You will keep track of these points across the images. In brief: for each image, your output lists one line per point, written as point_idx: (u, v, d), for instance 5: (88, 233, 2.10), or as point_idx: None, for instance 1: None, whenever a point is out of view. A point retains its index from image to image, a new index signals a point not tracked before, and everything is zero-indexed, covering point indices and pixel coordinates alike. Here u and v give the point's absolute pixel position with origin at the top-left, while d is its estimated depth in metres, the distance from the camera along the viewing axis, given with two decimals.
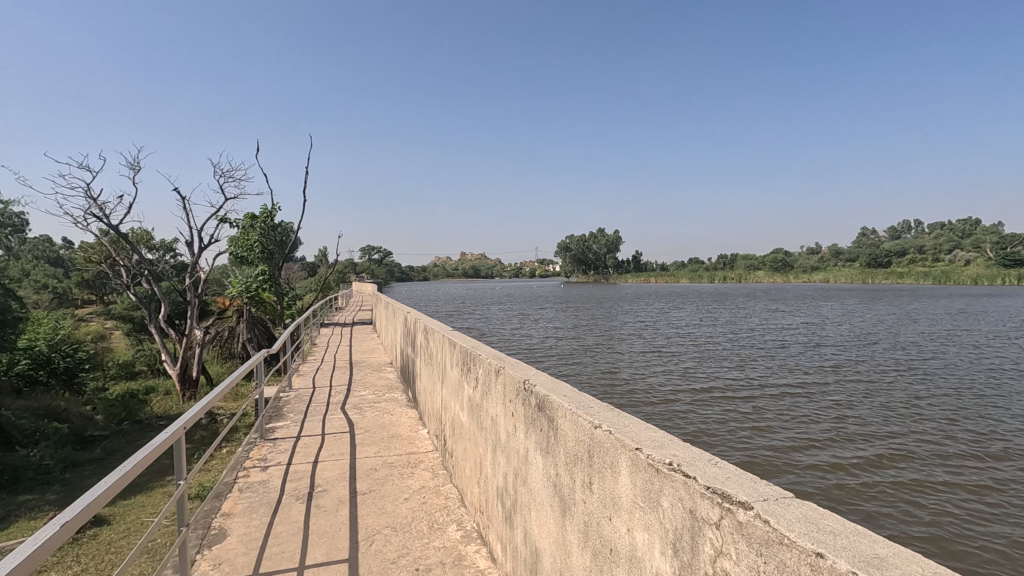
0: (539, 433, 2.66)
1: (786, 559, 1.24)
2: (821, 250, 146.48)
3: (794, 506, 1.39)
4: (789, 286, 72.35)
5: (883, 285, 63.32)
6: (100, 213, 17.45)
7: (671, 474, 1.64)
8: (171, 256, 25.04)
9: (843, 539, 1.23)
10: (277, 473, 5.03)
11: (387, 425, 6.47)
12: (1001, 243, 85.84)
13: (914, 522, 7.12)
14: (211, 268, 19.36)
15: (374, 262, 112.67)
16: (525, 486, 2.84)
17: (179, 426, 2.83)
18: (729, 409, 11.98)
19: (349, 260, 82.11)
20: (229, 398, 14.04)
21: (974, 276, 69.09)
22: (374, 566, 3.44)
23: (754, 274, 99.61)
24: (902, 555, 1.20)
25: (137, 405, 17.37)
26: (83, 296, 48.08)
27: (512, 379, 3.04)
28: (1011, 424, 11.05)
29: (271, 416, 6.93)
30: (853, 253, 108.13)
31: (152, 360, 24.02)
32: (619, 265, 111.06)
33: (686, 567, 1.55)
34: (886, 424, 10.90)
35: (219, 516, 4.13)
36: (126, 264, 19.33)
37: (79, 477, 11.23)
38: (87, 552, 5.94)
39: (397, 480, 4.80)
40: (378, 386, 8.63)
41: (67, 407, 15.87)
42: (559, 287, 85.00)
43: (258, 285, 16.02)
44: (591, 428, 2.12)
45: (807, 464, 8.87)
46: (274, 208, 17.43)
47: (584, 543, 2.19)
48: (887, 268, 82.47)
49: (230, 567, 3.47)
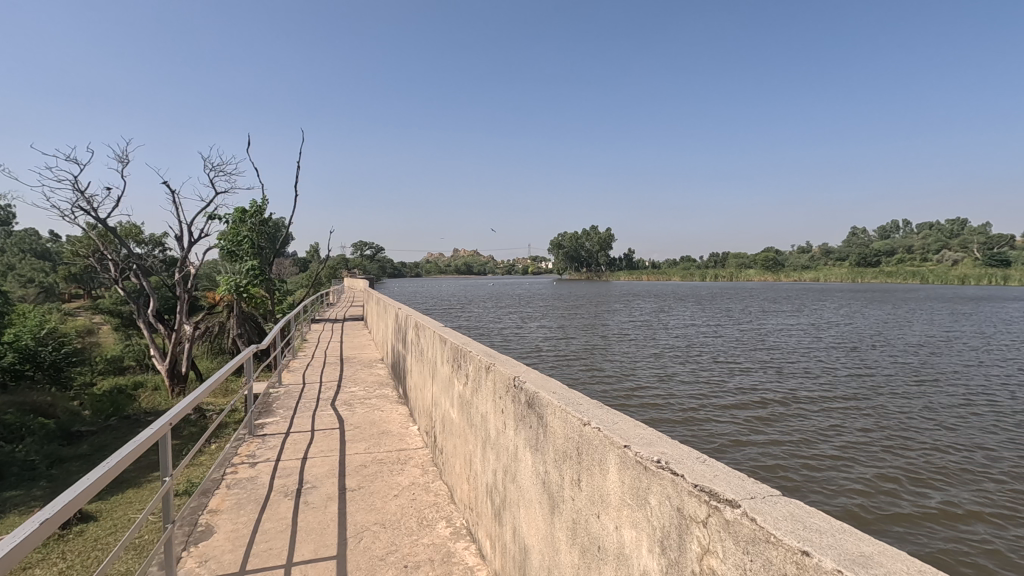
0: (528, 430, 2.65)
1: (772, 557, 1.24)
2: (811, 250, 147.45)
3: (781, 505, 1.39)
4: (777, 286, 72.77)
5: (868, 287, 64.12)
6: (88, 207, 17.23)
7: (659, 471, 1.63)
8: (161, 250, 24.73)
9: (828, 537, 1.23)
10: (266, 469, 5.00)
11: (378, 421, 6.46)
12: (988, 246, 87.01)
13: (899, 522, 7.20)
14: (201, 263, 19.10)
15: (366, 258, 112.16)
16: (514, 483, 2.83)
17: (165, 422, 2.76)
18: (718, 407, 12.10)
19: (342, 260, 82.16)
20: (219, 394, 14.04)
21: (963, 276, 70.17)
22: (362, 564, 3.41)
23: (746, 272, 100.28)
24: (889, 554, 1.20)
25: (125, 400, 17.25)
26: (71, 291, 47.63)
27: (502, 375, 3.02)
28: (995, 426, 11.22)
29: (261, 412, 6.88)
30: (841, 251, 109.32)
31: (140, 355, 23.90)
32: (611, 263, 111.61)
33: (672, 565, 1.55)
34: (874, 425, 11.00)
35: (206, 513, 4.10)
36: (114, 259, 19.09)
37: (66, 473, 11.13)
38: (73, 549, 5.88)
39: (386, 476, 4.78)
40: (369, 382, 8.61)
41: (53, 403, 15.69)
42: (549, 286, 84.82)
43: (248, 281, 15.81)
44: (580, 425, 2.11)
45: (798, 463, 8.93)
46: (264, 204, 17.09)
47: (573, 541, 2.17)
48: (876, 267, 83.22)
49: (217, 564, 3.43)
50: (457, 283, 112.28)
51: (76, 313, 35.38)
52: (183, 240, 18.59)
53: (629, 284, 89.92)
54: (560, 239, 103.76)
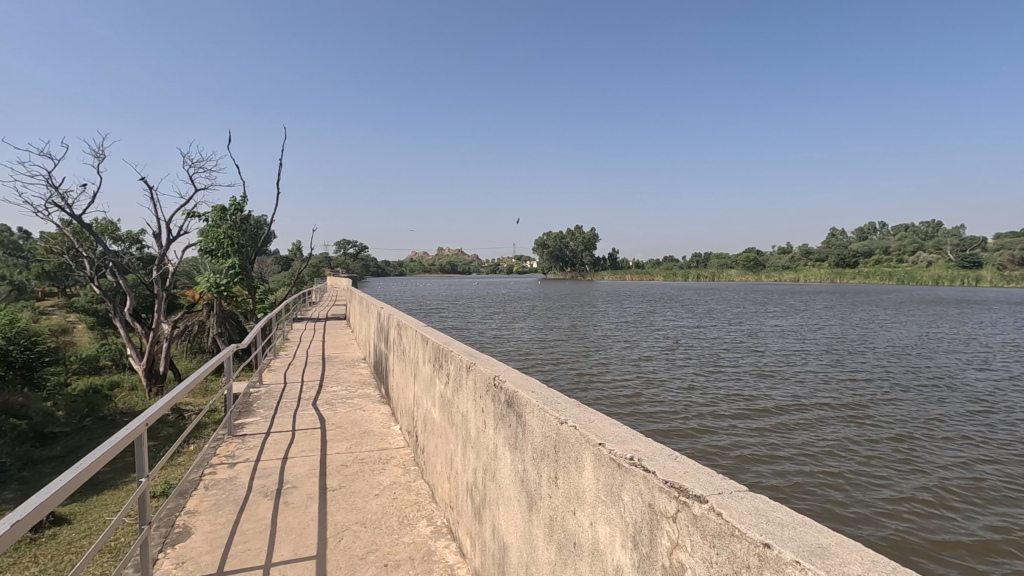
0: (507, 429, 2.68)
1: (736, 549, 1.27)
2: (790, 251, 149.48)
3: (747, 500, 1.43)
4: (758, 287, 73.74)
5: (844, 287, 65.65)
6: (62, 203, 16.89)
7: (631, 468, 1.67)
8: (138, 248, 24.29)
9: (790, 530, 1.28)
10: (245, 469, 4.96)
11: (359, 421, 6.43)
12: (959, 249, 89.26)
13: (871, 522, 7.39)
14: (179, 261, 18.77)
15: (349, 257, 111.46)
16: (494, 482, 2.86)
17: (141, 422, 2.72)
18: (700, 408, 12.23)
19: (325, 257, 81.47)
20: (198, 394, 13.86)
21: (936, 276, 72.49)
22: (342, 564, 3.40)
23: (727, 272, 101.47)
24: (846, 545, 1.25)
25: (100, 401, 16.93)
26: (44, 288, 46.65)
27: (483, 375, 3.05)
28: (966, 429, 11.50)
29: (240, 412, 6.79)
30: (818, 251, 111.06)
31: (117, 356, 23.56)
32: (594, 263, 112.28)
33: (645, 561, 1.58)
34: (850, 427, 11.22)
35: (183, 514, 4.05)
36: (90, 256, 18.68)
37: (38, 475, 10.90)
38: (45, 553, 5.74)
39: (368, 476, 4.77)
40: (352, 382, 8.53)
41: (26, 403, 15.33)
42: (530, 285, 84.81)
43: (229, 280, 15.59)
44: (557, 424, 2.14)
45: (776, 464, 9.09)
46: (244, 201, 16.78)
47: (550, 537, 2.21)
48: (853, 268, 84.68)
49: (194, 565, 3.40)
50: (441, 281, 112.25)
51: (50, 312, 34.75)
52: (161, 238, 18.28)
53: (613, 284, 90.79)
54: (544, 238, 104.29)
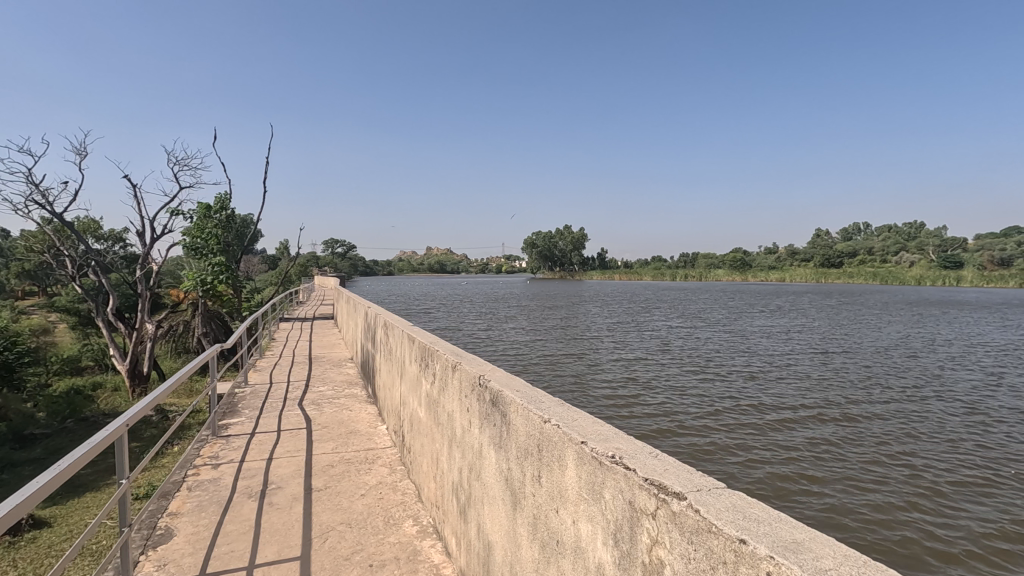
0: (492, 428, 2.69)
1: (713, 546, 1.29)
2: (775, 252, 150.94)
3: (725, 497, 1.45)
4: (743, 287, 74.46)
5: (829, 287, 66.46)
6: (43, 201, 16.57)
7: (613, 466, 1.69)
8: (122, 246, 23.95)
9: (766, 526, 1.30)
10: (229, 471, 4.91)
11: (345, 421, 6.40)
12: (940, 249, 90.76)
13: (854, 522, 7.49)
14: (163, 259, 18.51)
15: (337, 256, 110.74)
16: (479, 481, 2.86)
17: (122, 423, 2.69)
18: (686, 407, 12.33)
19: (312, 256, 80.85)
20: (183, 394, 13.70)
21: (918, 276, 73.63)
22: (327, 564, 3.39)
23: (715, 271, 102.15)
24: (820, 540, 1.27)
25: (82, 402, 16.65)
26: (24, 287, 45.75)
27: (468, 374, 3.04)
28: (946, 428, 11.70)
29: (225, 412, 6.73)
30: (803, 252, 112.35)
31: (100, 356, 23.18)
32: (583, 263, 112.67)
33: (625, 557, 1.60)
34: (834, 428, 11.35)
35: (165, 517, 4.00)
36: (71, 255, 18.37)
37: (17, 477, 10.69)
38: (24, 557, 5.64)
39: (353, 476, 4.75)
40: (338, 382, 8.45)
41: (4, 404, 15.03)
42: (519, 284, 84.54)
43: (214, 279, 15.41)
44: (540, 422, 2.15)
45: (761, 464, 9.18)
46: (230, 200, 16.57)
47: (533, 536, 2.22)
48: (837, 268, 85.73)
49: (176, 567, 3.37)
50: (430, 281, 111.82)
51: (30, 311, 34.12)
52: (144, 236, 18.01)
53: (602, 284, 91.09)
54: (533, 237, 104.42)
